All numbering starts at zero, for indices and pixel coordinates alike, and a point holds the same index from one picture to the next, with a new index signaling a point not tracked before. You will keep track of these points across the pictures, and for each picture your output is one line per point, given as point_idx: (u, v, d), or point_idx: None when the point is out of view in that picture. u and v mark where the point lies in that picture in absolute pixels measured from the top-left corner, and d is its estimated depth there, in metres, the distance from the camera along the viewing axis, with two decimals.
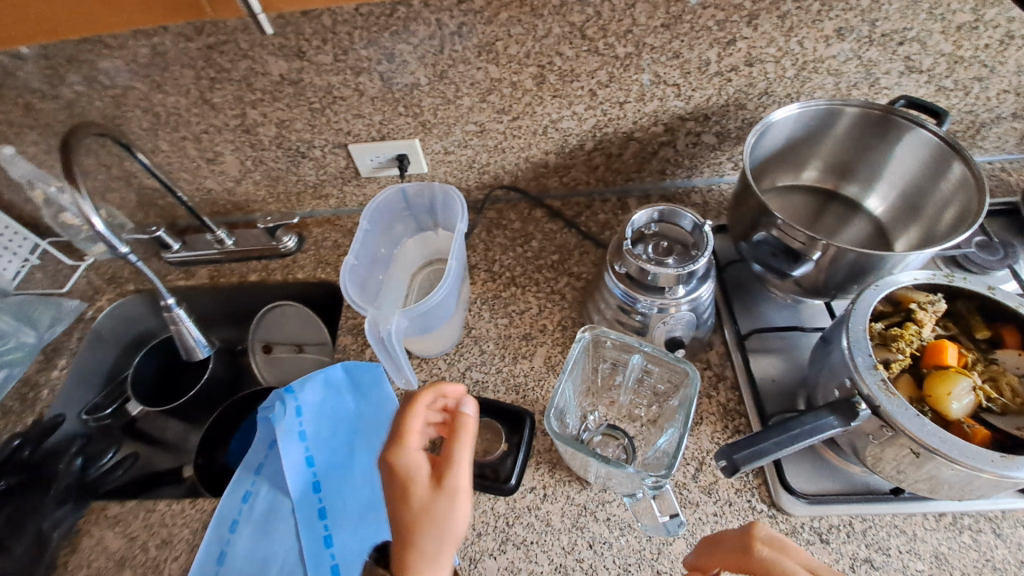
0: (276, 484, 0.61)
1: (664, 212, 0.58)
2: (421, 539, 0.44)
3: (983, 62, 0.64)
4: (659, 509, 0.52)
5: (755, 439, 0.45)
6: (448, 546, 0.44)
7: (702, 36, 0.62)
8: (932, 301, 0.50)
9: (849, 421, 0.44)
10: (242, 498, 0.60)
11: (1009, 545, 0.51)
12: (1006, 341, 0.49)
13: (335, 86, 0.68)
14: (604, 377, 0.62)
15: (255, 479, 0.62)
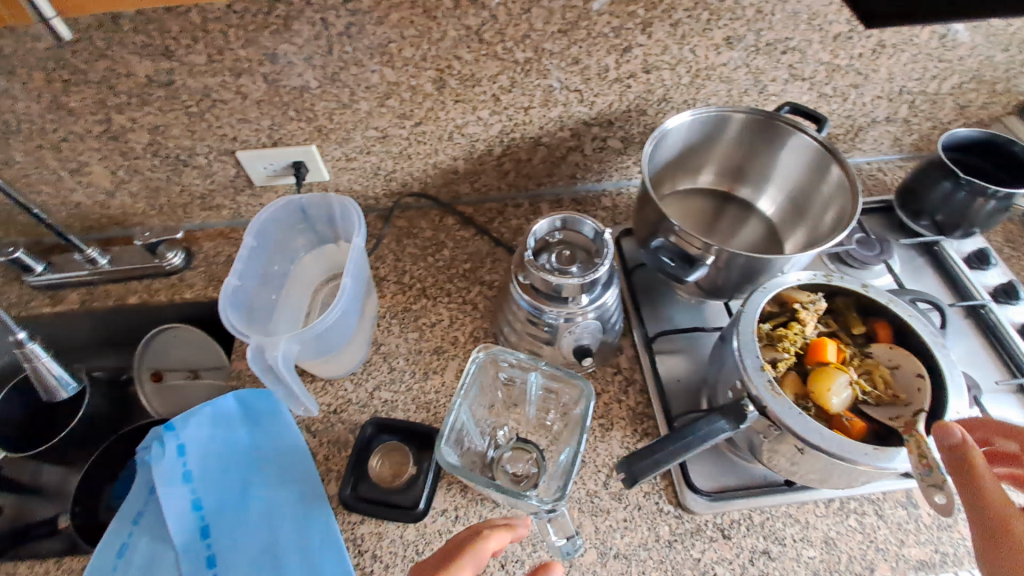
0: (158, 533, 0.56)
1: (565, 219, 0.58)
2: None
3: (856, 71, 0.68)
4: (557, 531, 0.52)
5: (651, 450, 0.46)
6: None
7: (600, 42, 0.62)
8: (813, 301, 0.53)
9: (738, 423, 0.46)
10: (118, 553, 0.55)
11: (888, 525, 0.55)
12: (879, 335, 0.53)
13: (214, 89, 0.62)
14: (511, 392, 0.61)
15: (134, 529, 0.57)
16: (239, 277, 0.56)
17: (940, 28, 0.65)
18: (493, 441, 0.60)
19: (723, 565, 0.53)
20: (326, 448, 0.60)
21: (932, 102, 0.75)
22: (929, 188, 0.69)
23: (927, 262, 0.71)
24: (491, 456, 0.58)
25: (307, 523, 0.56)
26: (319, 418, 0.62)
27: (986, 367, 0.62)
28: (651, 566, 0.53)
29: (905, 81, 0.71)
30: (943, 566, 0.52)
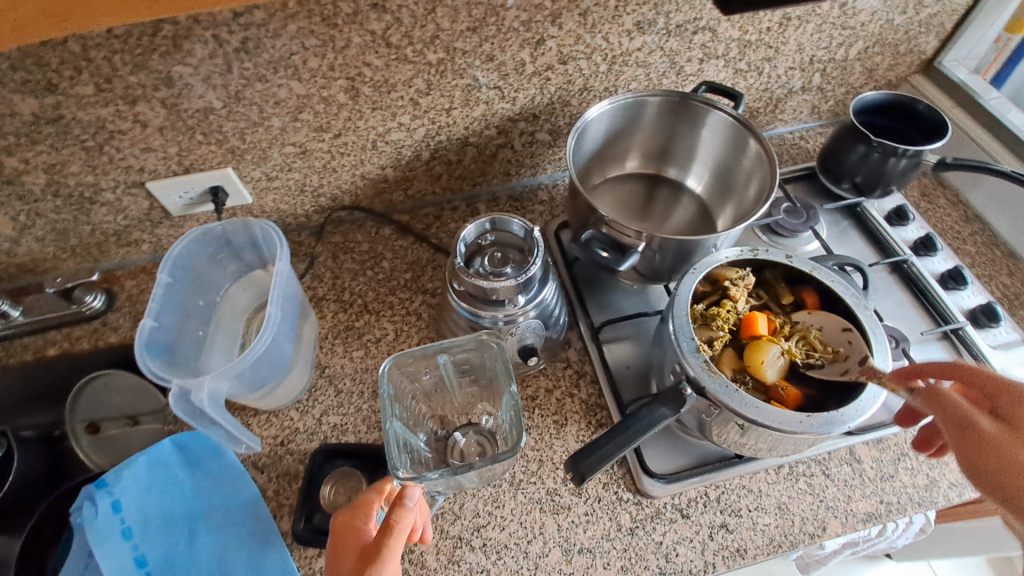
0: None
1: (494, 220, 0.56)
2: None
3: (767, 44, 0.70)
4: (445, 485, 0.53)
5: (597, 445, 0.47)
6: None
7: (512, 37, 0.61)
8: (742, 277, 0.54)
9: (678, 409, 0.47)
10: None
11: (836, 483, 0.57)
12: (807, 302, 0.54)
13: (109, 120, 0.58)
14: (498, 387, 0.59)
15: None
16: (156, 316, 0.53)
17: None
18: (471, 413, 0.61)
19: (685, 544, 0.54)
20: (276, 482, 0.59)
21: (842, 69, 0.77)
22: (845, 152, 0.72)
23: (852, 224, 0.74)
24: (456, 435, 0.58)
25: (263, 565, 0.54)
26: (265, 453, 0.60)
27: (912, 319, 0.65)
28: (615, 556, 0.54)
29: (814, 51, 0.73)
30: (888, 515, 0.55)
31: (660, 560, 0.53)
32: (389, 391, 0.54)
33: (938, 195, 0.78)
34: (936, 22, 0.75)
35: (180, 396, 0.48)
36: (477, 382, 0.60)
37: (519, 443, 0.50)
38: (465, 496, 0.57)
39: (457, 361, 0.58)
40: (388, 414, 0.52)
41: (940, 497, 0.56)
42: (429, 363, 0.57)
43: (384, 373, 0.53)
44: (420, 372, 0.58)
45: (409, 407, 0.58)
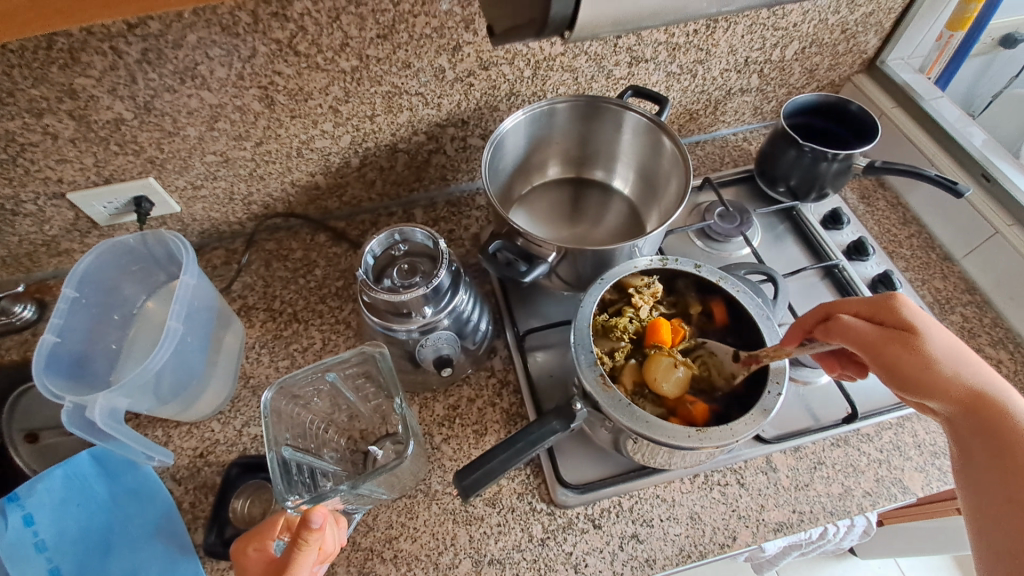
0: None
1: (401, 231, 0.57)
2: None
3: (697, 46, 0.69)
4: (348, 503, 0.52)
5: (483, 461, 0.48)
6: None
7: (426, 43, 0.60)
8: (647, 285, 0.54)
9: (568, 423, 0.49)
10: None
11: (750, 492, 0.56)
12: (716, 312, 0.54)
13: (17, 132, 0.58)
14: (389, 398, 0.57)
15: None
16: (58, 332, 0.53)
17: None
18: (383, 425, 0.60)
19: (594, 555, 0.54)
20: (193, 494, 0.59)
21: (779, 70, 0.76)
22: (778, 156, 0.71)
23: (788, 228, 0.74)
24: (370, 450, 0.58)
25: None
26: (184, 465, 0.60)
27: None
28: (524, 568, 0.53)
29: (747, 52, 0.72)
30: (800, 525, 0.55)
31: (568, 571, 0.53)
32: (275, 418, 0.52)
33: (877, 198, 0.78)
34: (873, 21, 0.74)
35: (74, 413, 0.49)
36: (373, 397, 0.59)
37: (405, 449, 0.50)
38: (379, 506, 0.57)
39: (349, 377, 0.56)
40: (271, 440, 0.49)
41: (853, 506, 0.56)
42: (320, 385, 0.56)
43: (267, 401, 0.51)
44: (309, 394, 0.56)
45: (305, 427, 0.57)
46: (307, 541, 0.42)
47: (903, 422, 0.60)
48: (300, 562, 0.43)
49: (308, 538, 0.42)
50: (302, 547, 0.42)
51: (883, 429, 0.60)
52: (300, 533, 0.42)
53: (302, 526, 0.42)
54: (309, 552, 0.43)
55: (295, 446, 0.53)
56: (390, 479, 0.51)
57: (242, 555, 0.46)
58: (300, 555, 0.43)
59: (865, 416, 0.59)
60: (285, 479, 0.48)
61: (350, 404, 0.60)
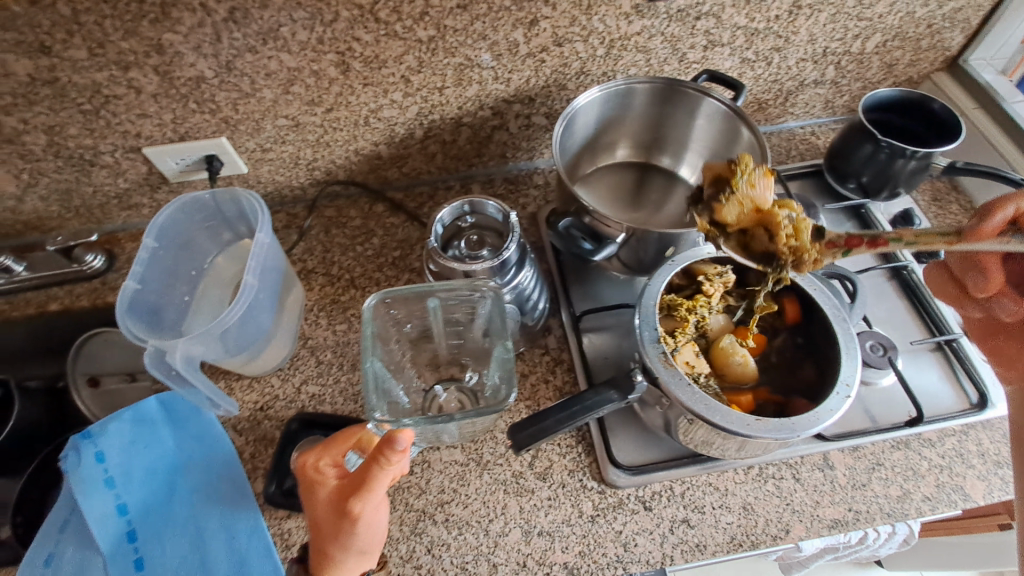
0: (84, 542, 0.57)
1: (472, 203, 0.56)
2: (339, 529, 0.44)
3: (776, 33, 0.67)
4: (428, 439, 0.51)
5: (540, 419, 0.47)
6: (366, 528, 0.44)
7: (504, 16, 0.60)
8: (720, 273, 0.53)
9: (626, 394, 0.47)
10: (43, 562, 0.56)
11: (805, 487, 0.56)
12: (788, 309, 0.53)
13: (104, 84, 0.59)
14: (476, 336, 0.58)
15: (59, 539, 0.57)
16: (139, 280, 0.55)
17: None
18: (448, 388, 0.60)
19: (644, 536, 0.54)
20: (253, 445, 0.60)
21: (857, 63, 0.74)
22: (852, 150, 0.69)
23: (855, 226, 0.72)
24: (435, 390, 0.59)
25: (233, 526, 0.56)
26: (245, 416, 0.62)
27: (903, 328, 0.63)
28: (573, 541, 0.54)
29: (827, 42, 0.70)
30: (855, 523, 0.54)
31: (618, 548, 0.53)
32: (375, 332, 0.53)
33: (950, 201, 0.75)
34: (960, 17, 0.71)
35: (156, 358, 0.50)
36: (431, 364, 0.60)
37: (506, 398, 0.47)
38: (432, 471, 0.58)
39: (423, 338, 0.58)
40: (369, 351, 0.50)
41: (911, 509, 0.55)
42: (416, 308, 0.55)
43: (370, 308, 0.52)
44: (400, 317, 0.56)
45: None
46: (390, 463, 0.42)
47: (967, 430, 0.59)
48: (379, 481, 0.43)
49: (392, 459, 0.41)
50: (385, 465, 0.42)
51: (946, 436, 0.58)
52: (384, 455, 0.41)
53: (386, 447, 0.41)
54: (388, 472, 0.42)
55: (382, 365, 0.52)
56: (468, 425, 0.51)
57: (319, 471, 0.47)
58: (379, 474, 0.43)
59: (929, 421, 0.57)
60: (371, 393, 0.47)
61: (433, 347, 0.59)
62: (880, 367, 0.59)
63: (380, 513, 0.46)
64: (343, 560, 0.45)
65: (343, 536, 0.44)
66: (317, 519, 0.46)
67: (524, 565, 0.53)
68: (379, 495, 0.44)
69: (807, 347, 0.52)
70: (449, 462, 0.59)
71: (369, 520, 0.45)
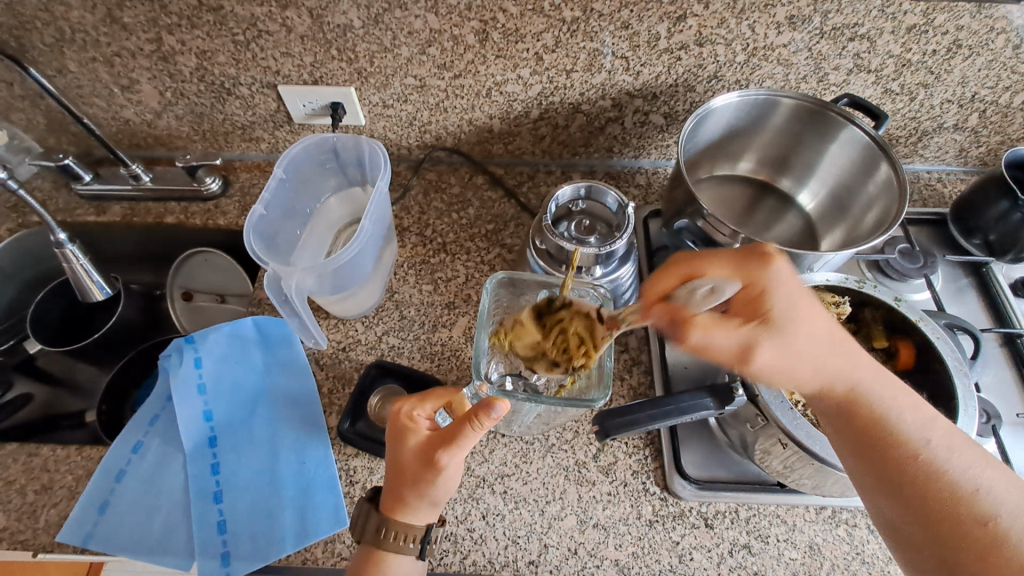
0: (169, 439, 0.61)
1: (589, 188, 0.57)
2: (421, 477, 0.48)
3: (929, 68, 0.64)
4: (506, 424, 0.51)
5: (628, 410, 0.48)
6: (445, 480, 0.48)
7: (652, 8, 0.59)
8: (836, 303, 0.51)
9: (723, 405, 0.47)
10: (132, 449, 0.60)
11: (880, 541, 0.53)
12: (901, 354, 0.51)
13: (261, 19, 0.63)
14: None
15: (148, 431, 0.62)
16: (266, 206, 0.58)
17: (1020, 35, 0.60)
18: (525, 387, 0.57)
19: (701, 552, 0.53)
20: (331, 382, 0.63)
21: (1005, 114, 0.69)
22: (985, 205, 0.66)
23: (972, 283, 0.67)
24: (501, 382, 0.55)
25: (305, 453, 0.58)
26: (328, 353, 0.65)
27: (1011, 399, 0.59)
28: (628, 541, 0.53)
29: (978, 87, 0.66)
30: None
31: (672, 558, 0.53)
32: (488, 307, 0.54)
33: None
34: None
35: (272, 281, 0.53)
36: None
37: (596, 401, 0.46)
38: (497, 443, 0.59)
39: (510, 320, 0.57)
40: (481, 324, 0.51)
41: None
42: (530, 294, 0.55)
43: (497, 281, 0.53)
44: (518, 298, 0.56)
45: None
46: (483, 424, 0.45)
47: None
48: (467, 439, 0.47)
49: (485, 421, 0.45)
50: (478, 426, 0.45)
51: None
52: (480, 415, 0.45)
53: (483, 411, 0.44)
54: (479, 434, 0.46)
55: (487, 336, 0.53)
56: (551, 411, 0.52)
57: (409, 419, 0.50)
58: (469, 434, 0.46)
59: None
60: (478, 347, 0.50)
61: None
62: (982, 435, 0.56)
63: (458, 472, 0.49)
64: (412, 507, 0.48)
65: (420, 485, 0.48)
66: (393, 464, 0.50)
67: (575, 552, 0.53)
68: (463, 453, 0.48)
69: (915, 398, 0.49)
70: (514, 437, 0.59)
71: (449, 475, 0.48)
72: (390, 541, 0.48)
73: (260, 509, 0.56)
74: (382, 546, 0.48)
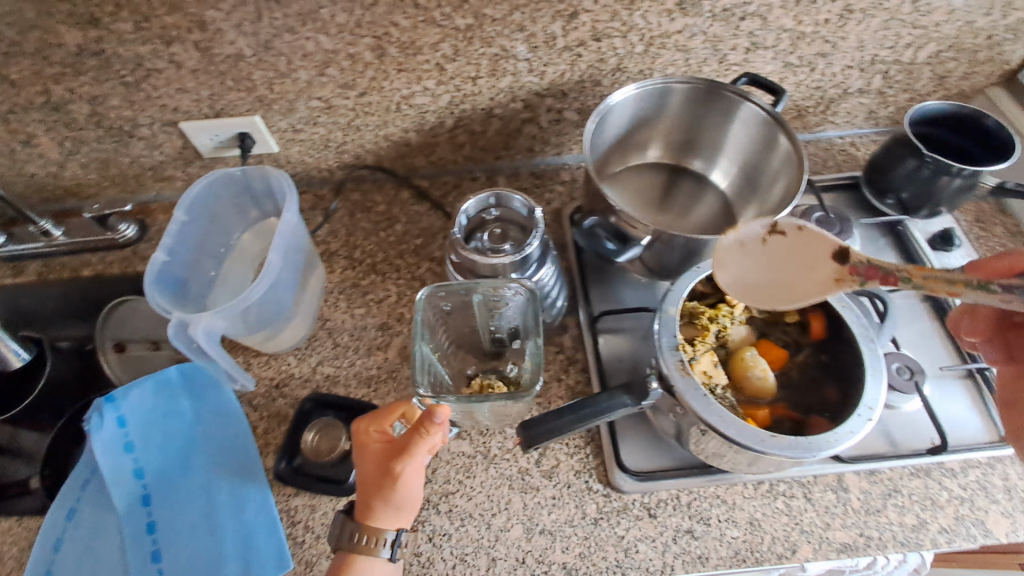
0: (104, 502, 0.59)
1: (498, 196, 0.56)
2: (383, 486, 0.48)
3: (823, 38, 0.64)
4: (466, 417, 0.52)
5: (547, 420, 0.47)
6: (408, 486, 0.49)
7: (543, 8, 0.59)
8: None
9: (639, 400, 0.48)
10: (66, 516, 0.58)
11: (816, 508, 0.55)
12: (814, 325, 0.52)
13: (147, 58, 0.61)
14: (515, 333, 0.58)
15: (80, 497, 0.59)
16: (168, 253, 0.57)
17: None
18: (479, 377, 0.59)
19: (646, 543, 0.54)
20: (266, 421, 0.62)
21: (907, 73, 0.71)
22: (893, 164, 0.66)
23: (890, 243, 0.69)
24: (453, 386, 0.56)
25: (243, 497, 0.57)
26: (261, 392, 0.63)
27: (932, 352, 0.61)
28: (574, 542, 0.54)
29: (877, 50, 0.67)
30: (865, 549, 0.53)
31: (618, 553, 0.53)
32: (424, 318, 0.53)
33: (994, 224, 0.72)
34: None
35: (180, 330, 0.52)
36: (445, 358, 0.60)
37: (531, 388, 0.49)
38: (439, 460, 0.59)
39: (444, 322, 0.57)
40: (418, 337, 0.50)
41: (926, 540, 0.53)
42: (462, 300, 0.54)
43: (422, 298, 0.52)
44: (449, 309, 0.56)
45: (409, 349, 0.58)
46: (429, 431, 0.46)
47: (994, 463, 0.56)
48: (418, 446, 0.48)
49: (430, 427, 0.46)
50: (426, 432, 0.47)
51: (969, 467, 0.56)
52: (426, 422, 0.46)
53: (427, 418, 0.46)
54: (431, 438, 0.47)
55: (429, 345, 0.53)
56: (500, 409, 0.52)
57: (363, 433, 0.50)
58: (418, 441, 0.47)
59: (952, 450, 0.55)
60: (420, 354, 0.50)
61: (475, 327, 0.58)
62: (906, 392, 0.57)
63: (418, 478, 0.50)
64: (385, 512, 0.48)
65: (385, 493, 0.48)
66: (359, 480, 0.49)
67: (523, 561, 0.53)
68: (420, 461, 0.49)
69: (832, 367, 0.50)
70: (456, 453, 0.59)
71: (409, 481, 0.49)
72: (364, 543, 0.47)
73: (203, 560, 0.55)
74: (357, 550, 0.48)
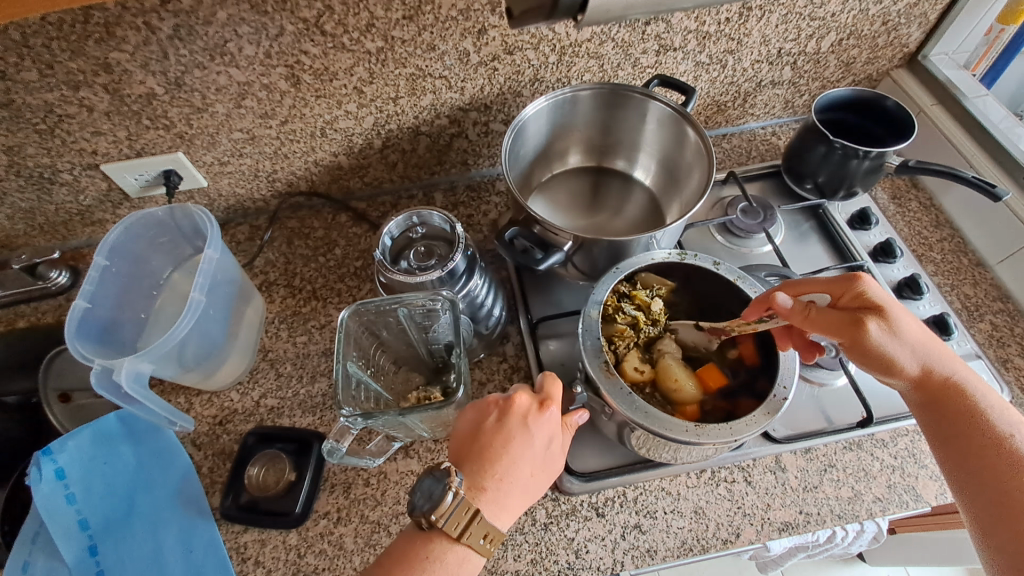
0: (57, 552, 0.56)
1: (418, 214, 0.58)
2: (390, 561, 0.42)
3: (728, 36, 0.67)
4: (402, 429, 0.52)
5: (459, 432, 0.48)
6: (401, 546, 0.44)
7: (451, 26, 0.60)
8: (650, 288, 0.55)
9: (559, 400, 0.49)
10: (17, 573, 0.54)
11: (756, 490, 0.56)
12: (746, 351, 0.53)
13: (55, 104, 0.59)
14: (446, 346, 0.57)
15: (33, 548, 0.56)
16: (90, 299, 0.58)
17: None
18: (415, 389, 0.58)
19: (596, 542, 0.54)
20: (211, 460, 0.61)
21: (814, 62, 0.74)
22: (807, 151, 0.68)
23: (812, 226, 0.72)
24: (393, 402, 0.56)
25: (193, 537, 0.56)
26: (204, 431, 0.63)
27: None
28: (526, 549, 0.54)
29: (781, 43, 0.70)
30: (805, 526, 0.54)
31: (569, 556, 0.54)
32: (350, 338, 0.53)
33: (910, 199, 0.75)
34: (918, 12, 0.70)
35: (102, 377, 0.52)
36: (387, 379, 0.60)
37: (455, 393, 0.49)
38: (388, 482, 0.59)
39: (371, 343, 0.57)
40: (341, 356, 0.50)
41: (861, 511, 0.55)
42: (389, 317, 0.54)
43: (344, 319, 0.51)
44: (380, 327, 0.56)
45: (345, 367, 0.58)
46: (542, 399, 0.48)
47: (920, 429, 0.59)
48: (495, 431, 0.46)
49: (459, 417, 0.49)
50: (485, 412, 0.48)
51: (899, 436, 0.59)
52: (491, 396, 0.49)
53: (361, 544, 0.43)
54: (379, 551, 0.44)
55: (356, 364, 0.53)
56: (432, 420, 0.52)
57: None
58: (544, 411, 0.48)
59: (879, 421, 0.58)
60: (345, 377, 0.50)
61: (410, 341, 0.58)
62: (832, 368, 0.60)
63: (521, 473, 0.46)
64: (478, 511, 0.42)
65: (435, 495, 0.42)
66: None
67: None
68: (496, 449, 0.45)
69: (763, 361, 0.51)
70: (405, 473, 0.59)
71: (531, 465, 0.46)
72: (435, 554, 0.42)
73: None
74: (429, 550, 0.42)
